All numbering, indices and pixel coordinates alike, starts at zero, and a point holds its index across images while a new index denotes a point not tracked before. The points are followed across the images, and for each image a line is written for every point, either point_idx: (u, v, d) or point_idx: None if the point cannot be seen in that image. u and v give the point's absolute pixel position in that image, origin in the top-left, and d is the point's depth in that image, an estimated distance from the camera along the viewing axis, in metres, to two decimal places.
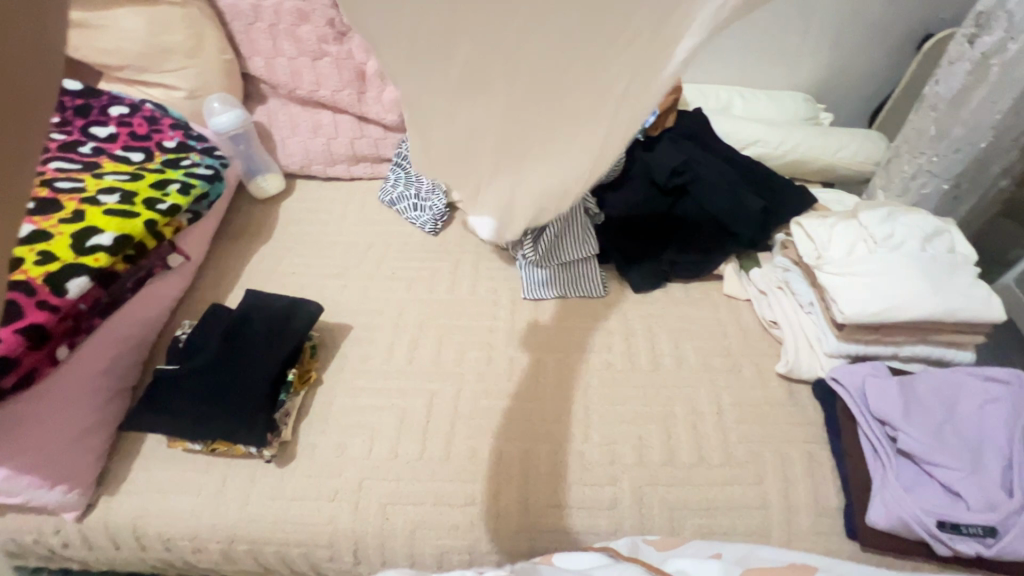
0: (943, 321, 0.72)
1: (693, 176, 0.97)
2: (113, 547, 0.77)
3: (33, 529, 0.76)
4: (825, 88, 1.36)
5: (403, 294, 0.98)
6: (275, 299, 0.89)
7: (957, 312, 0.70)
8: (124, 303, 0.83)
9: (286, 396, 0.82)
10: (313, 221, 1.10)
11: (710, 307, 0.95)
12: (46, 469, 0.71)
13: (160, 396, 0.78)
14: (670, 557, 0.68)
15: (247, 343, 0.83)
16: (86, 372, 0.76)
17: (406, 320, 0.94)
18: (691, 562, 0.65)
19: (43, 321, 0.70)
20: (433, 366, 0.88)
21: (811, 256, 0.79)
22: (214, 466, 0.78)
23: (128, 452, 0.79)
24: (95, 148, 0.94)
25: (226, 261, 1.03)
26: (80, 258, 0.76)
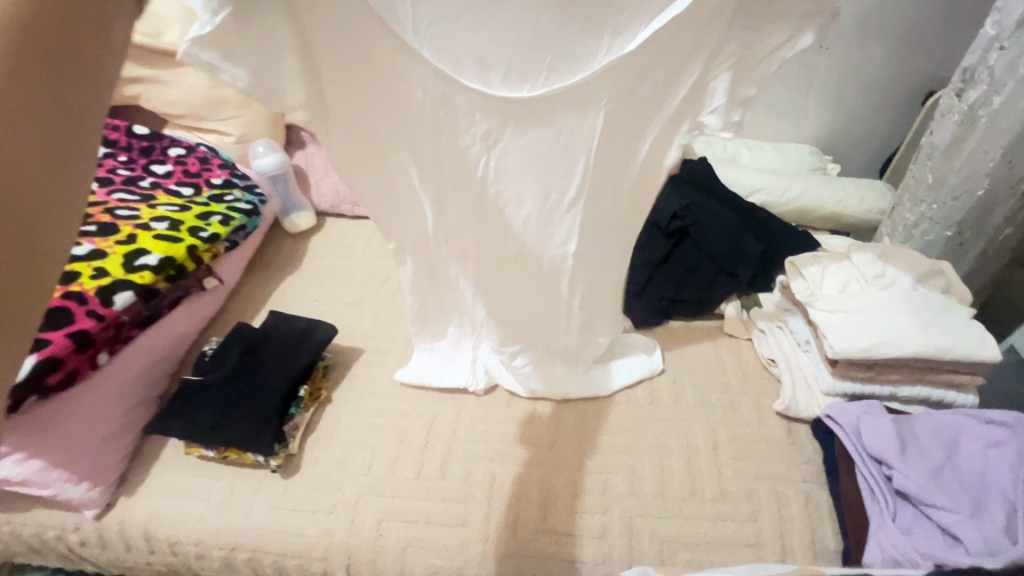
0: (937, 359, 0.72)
1: (693, 220, 1.04)
2: (124, 549, 0.81)
3: (55, 525, 0.81)
4: (833, 142, 1.40)
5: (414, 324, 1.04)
6: (294, 320, 0.96)
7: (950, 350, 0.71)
8: (161, 318, 0.92)
9: (296, 410, 0.87)
10: (339, 254, 1.19)
11: (711, 346, 0.96)
12: (76, 464, 0.77)
13: (183, 404, 0.85)
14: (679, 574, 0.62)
15: (266, 359, 0.89)
16: (121, 377, 0.83)
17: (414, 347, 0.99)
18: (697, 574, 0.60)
19: (90, 328, 0.79)
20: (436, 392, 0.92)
21: (803, 293, 0.80)
22: (225, 474, 0.83)
23: (149, 456, 0.85)
24: (153, 182, 1.07)
25: (256, 288, 1.12)
26: (129, 275, 0.86)
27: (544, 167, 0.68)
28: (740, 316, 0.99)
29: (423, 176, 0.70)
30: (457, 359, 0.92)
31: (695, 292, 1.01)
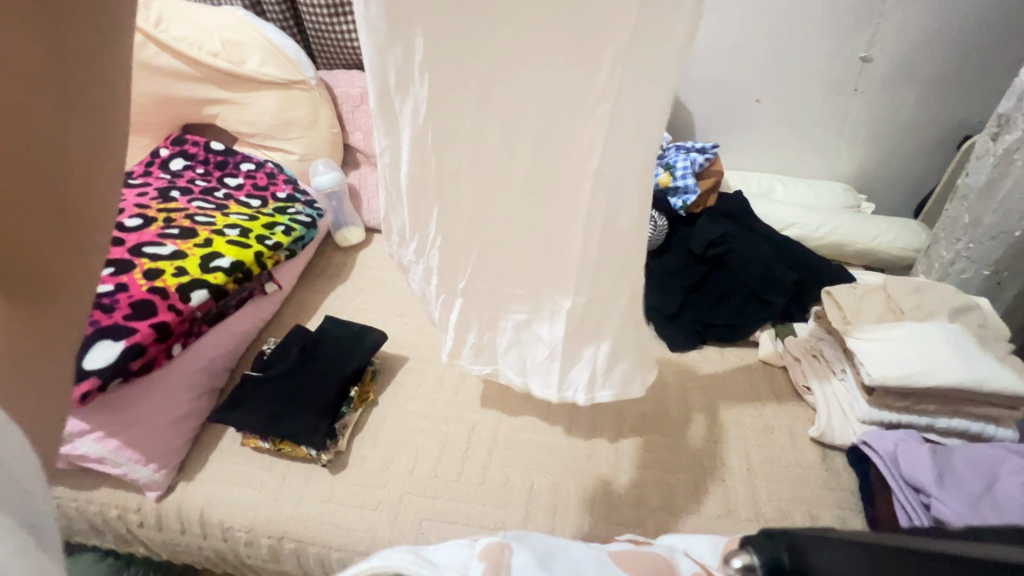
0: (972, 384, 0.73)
1: (728, 248, 1.09)
2: (179, 531, 0.86)
3: (119, 504, 0.87)
4: (867, 181, 1.43)
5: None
6: (347, 325, 1.02)
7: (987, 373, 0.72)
8: (228, 317, 0.99)
9: (346, 409, 0.92)
10: (386, 267, 1.26)
11: (745, 371, 0.99)
12: (145, 445, 0.83)
13: (243, 397, 0.90)
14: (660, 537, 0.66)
15: (321, 360, 0.95)
16: (189, 368, 0.90)
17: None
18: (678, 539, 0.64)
19: (169, 320, 0.86)
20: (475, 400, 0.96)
21: (839, 322, 0.83)
22: (277, 465, 0.88)
23: (207, 445, 0.90)
24: (226, 193, 1.16)
25: (308, 295, 1.19)
26: (205, 275, 0.94)
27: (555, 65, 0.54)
28: (774, 343, 1.01)
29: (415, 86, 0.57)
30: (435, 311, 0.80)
31: (729, 317, 1.04)
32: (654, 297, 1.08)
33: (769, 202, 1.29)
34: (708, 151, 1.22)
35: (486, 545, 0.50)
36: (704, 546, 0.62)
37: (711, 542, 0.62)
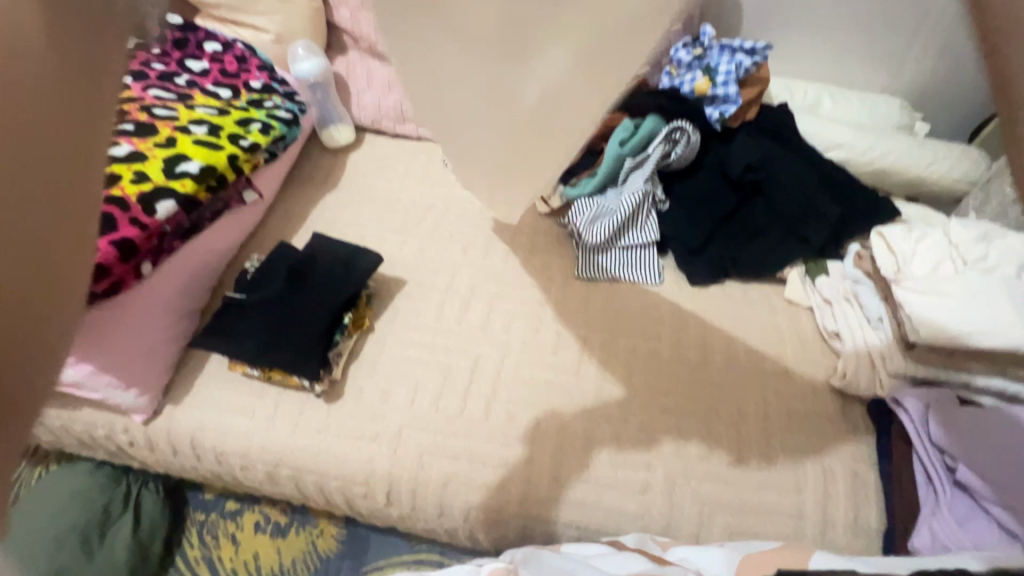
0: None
1: (769, 174, 0.97)
2: (172, 453, 0.84)
3: (105, 425, 0.83)
4: (929, 96, 1.26)
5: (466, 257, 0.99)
6: (341, 244, 0.92)
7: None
8: (203, 230, 0.88)
9: (340, 337, 0.85)
10: (380, 175, 1.12)
11: (768, 311, 0.92)
12: (124, 372, 0.78)
13: (227, 321, 0.83)
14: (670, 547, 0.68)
15: (313, 283, 0.87)
16: (163, 288, 0.82)
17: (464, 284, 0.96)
18: (692, 551, 0.66)
19: (134, 237, 0.76)
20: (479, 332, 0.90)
21: (889, 270, 0.75)
22: (269, 393, 0.83)
23: (192, 369, 0.84)
24: (189, 80, 0.99)
25: (294, 204, 1.07)
26: (170, 183, 0.81)
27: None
28: (804, 283, 0.94)
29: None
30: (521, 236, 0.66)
31: (760, 252, 0.96)
32: (678, 226, 0.99)
33: (816, 119, 1.14)
34: (758, 52, 1.04)
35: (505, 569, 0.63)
36: (718, 559, 0.64)
37: (731, 556, 0.65)
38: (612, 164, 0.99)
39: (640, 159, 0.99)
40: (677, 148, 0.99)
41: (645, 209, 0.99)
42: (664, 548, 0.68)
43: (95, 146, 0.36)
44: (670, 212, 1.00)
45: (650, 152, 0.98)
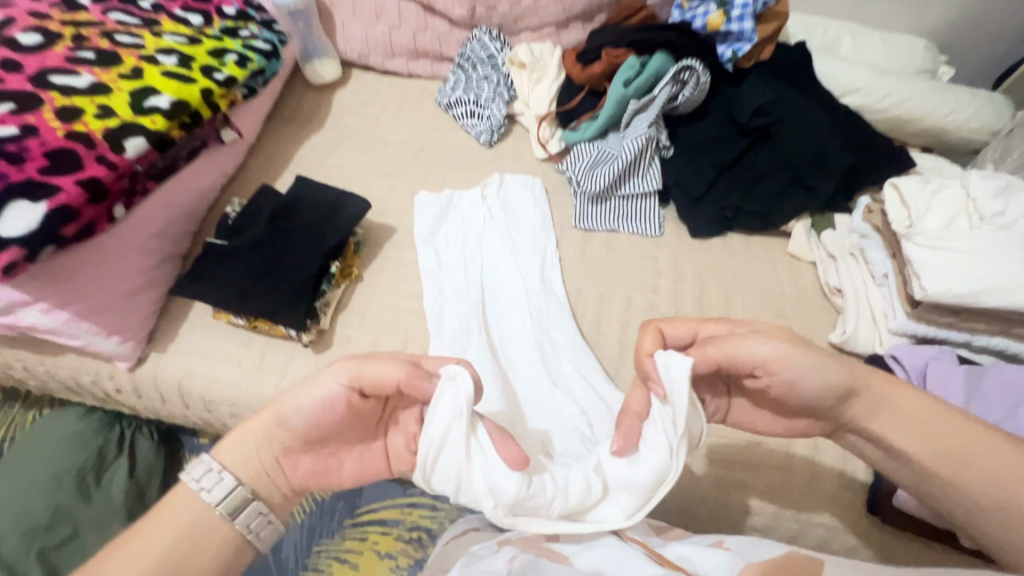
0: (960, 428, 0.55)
1: (778, 118, 0.92)
2: (160, 400, 0.83)
3: (89, 371, 0.82)
4: (952, 38, 1.18)
5: (472, 203, 0.95)
6: (326, 189, 0.87)
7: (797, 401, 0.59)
8: (178, 171, 0.82)
9: (327, 287, 0.82)
10: (368, 115, 1.08)
11: (769, 265, 0.90)
12: (103, 318, 0.75)
13: (208, 268, 0.79)
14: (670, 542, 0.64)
15: (295, 229, 0.82)
16: (139, 232, 0.77)
17: (468, 232, 0.93)
18: (693, 551, 0.61)
19: (102, 177, 0.70)
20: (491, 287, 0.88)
21: (901, 224, 0.72)
22: (255, 342, 0.81)
23: (175, 317, 0.82)
24: (155, 4, 0.90)
25: (278, 147, 1.02)
26: (139, 119, 0.75)
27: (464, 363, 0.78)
28: (809, 236, 0.90)
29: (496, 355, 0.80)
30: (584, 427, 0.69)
31: (761, 203, 0.91)
32: (680, 174, 0.94)
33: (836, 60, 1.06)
34: None
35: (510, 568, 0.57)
36: (720, 561, 0.59)
37: (738, 558, 0.59)
38: (617, 107, 0.94)
39: (644, 102, 0.93)
40: (685, 90, 0.93)
41: (647, 156, 0.94)
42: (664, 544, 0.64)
43: (206, 555, 0.56)
44: (675, 159, 0.96)
45: (656, 95, 0.92)
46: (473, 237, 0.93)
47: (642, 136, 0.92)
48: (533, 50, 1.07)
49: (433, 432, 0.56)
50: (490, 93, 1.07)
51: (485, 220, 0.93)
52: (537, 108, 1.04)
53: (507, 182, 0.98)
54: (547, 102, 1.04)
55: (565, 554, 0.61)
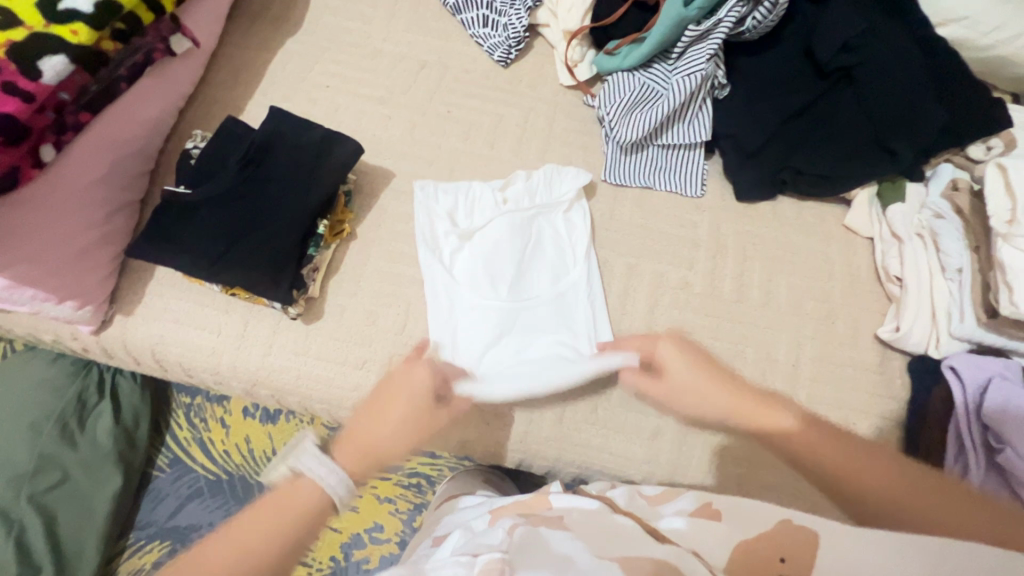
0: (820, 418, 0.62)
1: (866, 58, 0.74)
2: (134, 363, 0.75)
3: (50, 331, 0.72)
4: None
5: (490, 210, 0.77)
6: (307, 126, 0.72)
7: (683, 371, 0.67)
8: (120, 95, 0.66)
9: (314, 250, 0.71)
10: (354, 15, 0.87)
11: (821, 239, 0.79)
12: (52, 284, 0.64)
13: (170, 223, 0.67)
14: (664, 515, 0.56)
15: (272, 178, 0.69)
16: (78, 179, 0.64)
17: (485, 251, 0.76)
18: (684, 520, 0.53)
19: (16, 113, 0.55)
20: (514, 303, 0.74)
21: (1001, 216, 0.67)
22: (236, 309, 0.71)
23: (139, 276, 0.71)
24: None
25: (248, 58, 0.84)
26: (54, 28, 0.57)
27: (470, 322, 0.73)
28: (872, 207, 0.79)
29: (496, 354, 0.72)
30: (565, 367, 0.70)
31: (827, 164, 0.77)
32: (733, 122, 0.79)
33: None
34: None
35: (485, 564, 0.45)
36: (715, 537, 0.51)
37: (731, 535, 0.51)
38: (669, 32, 0.76)
39: (705, 27, 0.75)
40: (758, 13, 0.74)
41: (698, 98, 0.79)
42: (656, 517, 0.56)
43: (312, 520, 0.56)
44: (728, 102, 0.81)
45: (721, 18, 0.74)
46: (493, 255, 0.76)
47: (697, 72, 0.75)
48: None
49: (462, 198, 0.77)
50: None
51: (507, 232, 0.76)
52: (566, 19, 0.84)
53: (537, 179, 0.78)
54: (581, 13, 0.83)
55: (562, 525, 0.54)
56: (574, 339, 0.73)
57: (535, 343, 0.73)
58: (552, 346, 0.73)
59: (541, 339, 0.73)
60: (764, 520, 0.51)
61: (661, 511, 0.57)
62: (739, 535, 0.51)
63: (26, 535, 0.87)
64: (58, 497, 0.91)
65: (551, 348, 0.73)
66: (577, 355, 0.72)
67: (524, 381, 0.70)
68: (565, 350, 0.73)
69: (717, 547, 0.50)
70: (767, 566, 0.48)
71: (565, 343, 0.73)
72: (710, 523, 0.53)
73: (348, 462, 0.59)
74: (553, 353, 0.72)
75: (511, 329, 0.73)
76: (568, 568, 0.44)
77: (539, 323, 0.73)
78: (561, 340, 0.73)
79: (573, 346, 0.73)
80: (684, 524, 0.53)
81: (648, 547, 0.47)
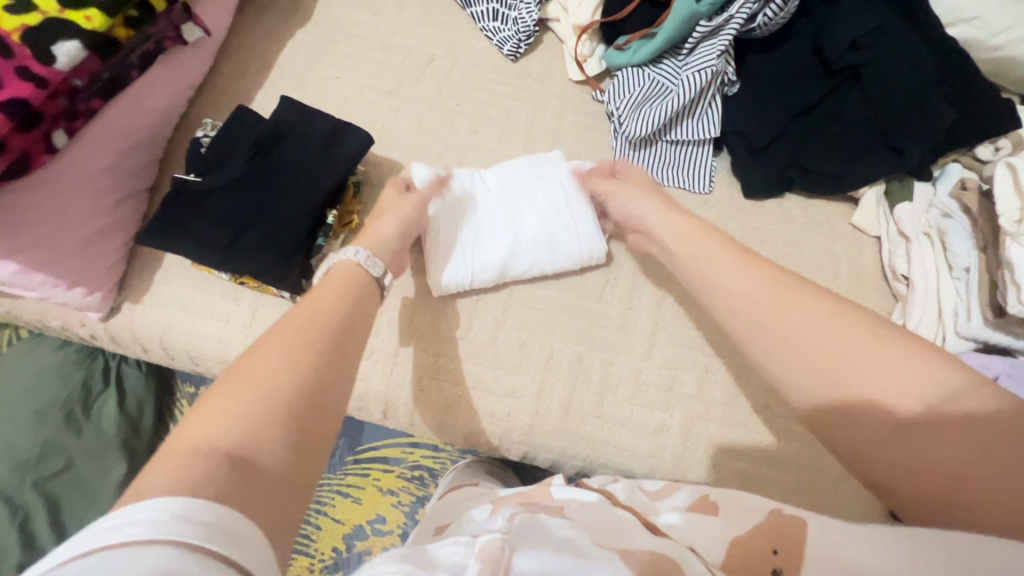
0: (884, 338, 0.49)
1: (876, 57, 0.74)
2: (140, 350, 0.75)
3: (58, 317, 0.73)
4: None
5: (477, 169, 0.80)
6: (317, 116, 0.71)
7: (730, 306, 0.56)
8: (131, 82, 0.66)
9: (323, 241, 0.71)
10: (363, 7, 0.87)
11: (828, 237, 0.79)
12: (61, 269, 0.64)
13: (180, 211, 0.67)
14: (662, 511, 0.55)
15: (281, 168, 0.69)
16: (89, 165, 0.64)
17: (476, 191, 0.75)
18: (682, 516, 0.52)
19: (29, 97, 0.55)
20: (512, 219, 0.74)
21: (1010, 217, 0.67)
22: (243, 298, 0.72)
23: (148, 263, 0.71)
24: None
25: (258, 48, 0.84)
26: (67, 14, 0.57)
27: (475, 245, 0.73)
28: (880, 206, 0.79)
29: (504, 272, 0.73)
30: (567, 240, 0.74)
31: (834, 162, 0.77)
32: (742, 118, 0.79)
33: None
34: None
35: (484, 543, 0.41)
36: (711, 531, 0.50)
37: (727, 528, 0.50)
38: (679, 28, 0.76)
39: (717, 23, 0.75)
40: (768, 9, 0.74)
41: (707, 95, 0.79)
42: (653, 511, 0.56)
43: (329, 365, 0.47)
44: (737, 99, 0.81)
45: (732, 15, 0.74)
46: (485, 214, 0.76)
47: (708, 68, 0.75)
48: None
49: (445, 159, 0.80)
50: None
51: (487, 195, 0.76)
52: (576, 15, 0.84)
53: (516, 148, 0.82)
54: (591, 9, 0.84)
55: (561, 513, 0.54)
56: (575, 238, 0.74)
57: (540, 256, 0.73)
58: (554, 249, 0.73)
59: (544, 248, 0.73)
60: (758, 514, 0.51)
61: (658, 506, 0.57)
62: (736, 529, 0.49)
63: (31, 521, 0.88)
64: (63, 483, 0.91)
65: (554, 249, 0.73)
66: (579, 256, 0.74)
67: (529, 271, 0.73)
68: (569, 245, 0.74)
69: (711, 540, 0.49)
70: (761, 562, 0.46)
71: (568, 245, 0.74)
72: (706, 517, 0.52)
73: (338, 301, 0.54)
74: (556, 255, 0.74)
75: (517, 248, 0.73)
76: (571, 547, 0.44)
77: (542, 241, 0.73)
78: (563, 241, 0.74)
79: (576, 246, 0.74)
80: (681, 519, 0.52)
81: (642, 539, 0.47)
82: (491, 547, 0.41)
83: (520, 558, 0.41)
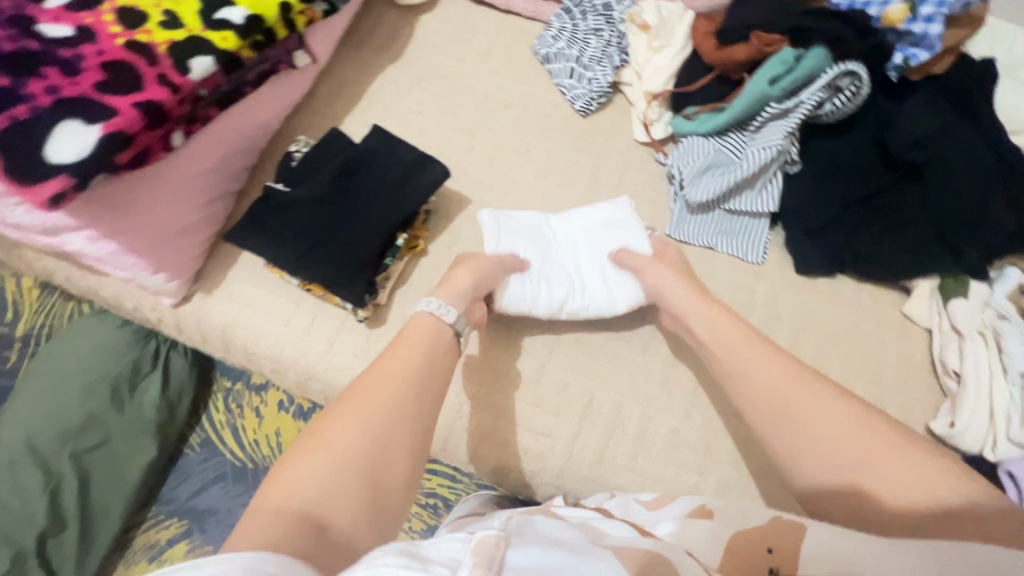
0: (906, 450, 0.53)
1: (939, 155, 0.76)
2: (200, 340, 0.79)
3: (133, 298, 0.78)
4: None
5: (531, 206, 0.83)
6: (404, 147, 0.77)
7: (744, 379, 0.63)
8: (243, 97, 0.73)
9: (390, 260, 0.75)
10: (450, 52, 0.95)
11: (877, 322, 0.79)
12: (151, 255, 0.69)
13: (267, 217, 0.73)
14: (660, 521, 0.57)
15: (364, 191, 0.74)
16: (196, 165, 0.70)
17: (530, 228, 0.79)
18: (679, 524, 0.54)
19: (164, 100, 0.61)
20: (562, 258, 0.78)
21: None
22: (306, 304, 0.75)
23: (225, 260, 0.76)
24: None
25: (351, 78, 0.91)
26: (208, 34, 0.65)
27: (533, 278, 0.75)
28: (932, 298, 0.79)
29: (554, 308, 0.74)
30: (612, 284, 0.77)
31: (889, 249, 0.78)
32: (800, 197, 0.82)
33: None
34: None
35: (481, 540, 0.39)
36: (706, 535, 0.52)
37: (721, 529, 0.52)
38: (749, 106, 0.81)
39: (786, 106, 0.79)
40: (836, 99, 0.79)
41: (771, 169, 0.82)
42: (651, 523, 0.57)
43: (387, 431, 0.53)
44: (798, 177, 0.83)
45: (802, 100, 0.79)
46: (570, 242, 0.81)
47: (774, 146, 0.79)
48: (661, 9, 0.90)
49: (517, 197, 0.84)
50: (597, 51, 0.92)
51: (591, 227, 0.80)
52: (649, 83, 0.89)
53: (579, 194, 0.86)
54: (664, 78, 0.89)
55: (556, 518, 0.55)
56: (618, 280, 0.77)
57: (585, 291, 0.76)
58: (601, 288, 0.76)
59: (591, 286, 0.76)
60: (759, 515, 0.51)
61: (658, 516, 0.58)
62: (728, 529, 0.52)
63: (62, 491, 0.91)
64: (97, 458, 0.94)
65: (602, 287, 0.76)
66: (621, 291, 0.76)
67: (577, 310, 0.75)
68: (615, 286, 0.76)
69: (707, 542, 0.51)
70: (754, 556, 0.48)
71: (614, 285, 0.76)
72: (702, 522, 0.54)
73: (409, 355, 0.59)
74: (605, 292, 0.76)
75: (567, 285, 0.76)
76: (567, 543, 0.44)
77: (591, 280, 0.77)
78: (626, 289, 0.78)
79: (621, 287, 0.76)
80: (678, 527, 0.54)
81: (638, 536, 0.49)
82: (486, 543, 0.38)
83: (512, 553, 0.39)
